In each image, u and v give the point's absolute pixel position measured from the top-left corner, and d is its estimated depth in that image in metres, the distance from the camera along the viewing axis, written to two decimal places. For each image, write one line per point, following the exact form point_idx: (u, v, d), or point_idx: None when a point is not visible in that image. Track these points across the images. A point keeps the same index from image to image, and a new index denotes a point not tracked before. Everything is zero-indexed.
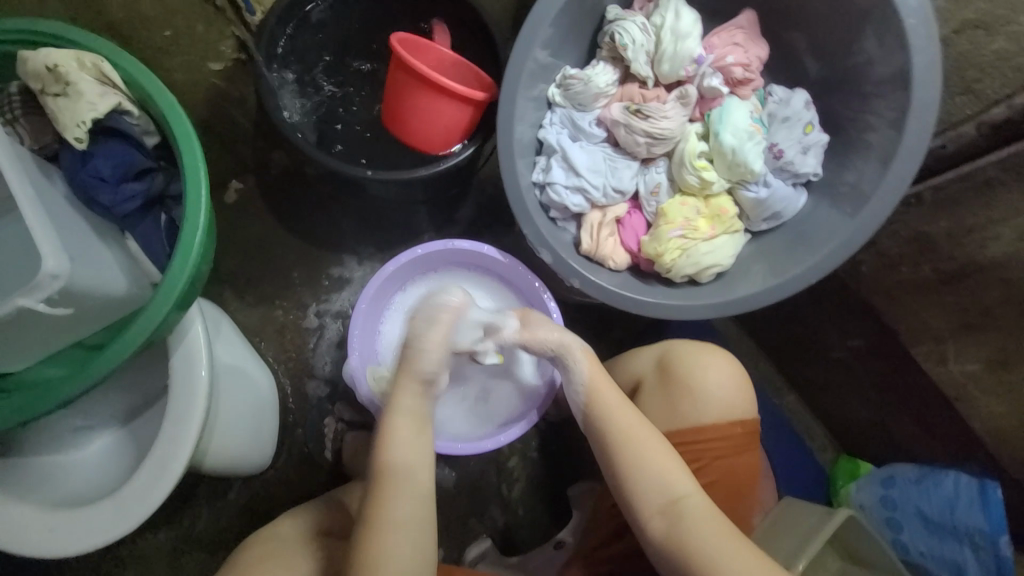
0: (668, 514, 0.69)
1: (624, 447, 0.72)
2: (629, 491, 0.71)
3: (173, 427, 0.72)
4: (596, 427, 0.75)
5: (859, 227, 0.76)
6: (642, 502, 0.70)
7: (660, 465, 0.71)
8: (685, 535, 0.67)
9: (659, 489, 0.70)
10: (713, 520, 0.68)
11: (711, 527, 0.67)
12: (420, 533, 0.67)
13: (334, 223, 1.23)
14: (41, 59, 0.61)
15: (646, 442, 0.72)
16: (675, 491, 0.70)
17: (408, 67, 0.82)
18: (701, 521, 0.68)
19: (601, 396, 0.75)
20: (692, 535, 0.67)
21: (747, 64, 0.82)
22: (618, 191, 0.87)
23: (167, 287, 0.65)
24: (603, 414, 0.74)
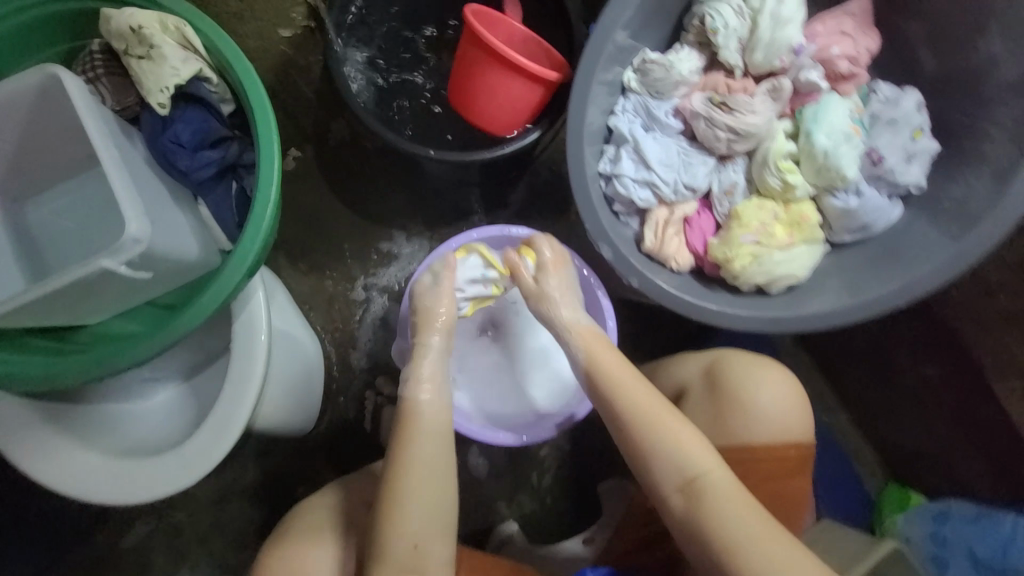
0: (688, 494, 0.66)
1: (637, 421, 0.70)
2: (647, 470, 0.69)
3: (233, 390, 0.74)
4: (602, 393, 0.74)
5: (962, 250, 0.68)
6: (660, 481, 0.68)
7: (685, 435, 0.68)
8: (703, 508, 0.65)
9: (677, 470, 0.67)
10: (734, 496, 0.65)
11: (737, 504, 0.64)
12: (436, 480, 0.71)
13: (387, 198, 1.24)
14: (126, 19, 0.60)
15: (659, 410, 0.70)
16: (694, 468, 0.67)
17: (480, 41, 0.79)
18: (725, 498, 0.64)
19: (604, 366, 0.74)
20: (716, 512, 0.64)
21: (854, 57, 0.74)
22: (689, 188, 0.82)
23: (244, 253, 0.66)
24: (613, 380, 0.73)
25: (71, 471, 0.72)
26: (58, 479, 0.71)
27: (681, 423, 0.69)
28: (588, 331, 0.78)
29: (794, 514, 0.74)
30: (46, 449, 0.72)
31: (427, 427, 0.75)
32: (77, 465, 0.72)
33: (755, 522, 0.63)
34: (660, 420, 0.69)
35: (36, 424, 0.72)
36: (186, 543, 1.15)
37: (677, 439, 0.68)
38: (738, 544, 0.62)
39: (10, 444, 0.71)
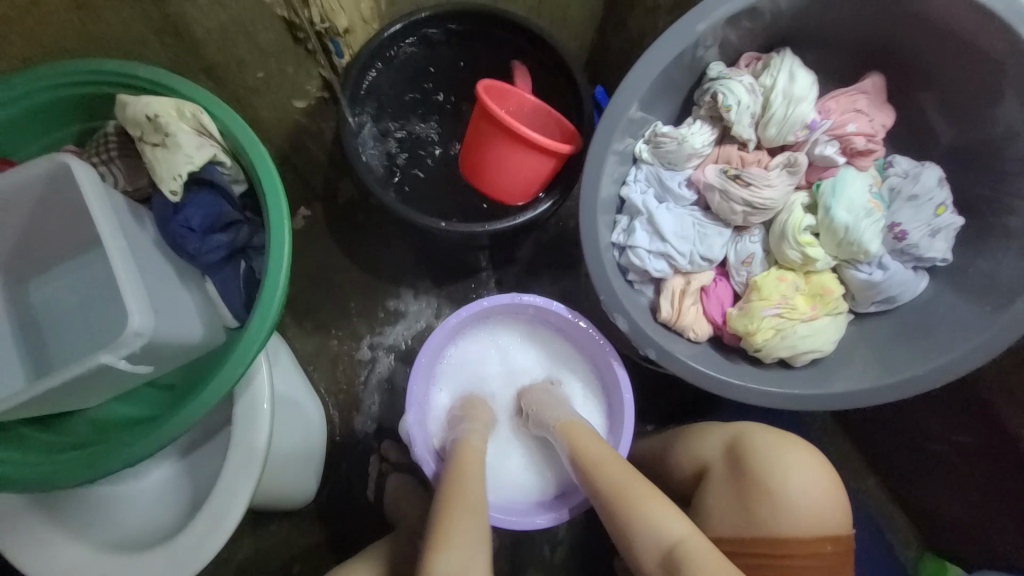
0: (670, 565, 0.65)
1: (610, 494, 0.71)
2: (627, 546, 0.69)
3: (232, 475, 0.70)
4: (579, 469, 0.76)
5: (999, 330, 0.65)
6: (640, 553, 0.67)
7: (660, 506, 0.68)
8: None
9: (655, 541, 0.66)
10: (716, 562, 0.62)
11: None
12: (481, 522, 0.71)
13: (395, 256, 1.23)
14: (142, 107, 0.60)
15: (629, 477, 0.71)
16: (673, 538, 0.66)
17: (492, 116, 0.79)
18: (706, 564, 0.62)
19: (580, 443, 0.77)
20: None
21: (871, 134, 0.73)
22: (706, 258, 0.80)
23: (251, 339, 0.64)
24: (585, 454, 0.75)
25: (62, 564, 0.68)
26: (48, 574, 0.67)
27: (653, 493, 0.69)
28: (569, 422, 0.80)
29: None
30: (36, 541, 0.68)
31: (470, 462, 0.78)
32: (68, 558, 0.68)
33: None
34: (629, 488, 0.70)
35: (26, 514, 0.68)
36: None
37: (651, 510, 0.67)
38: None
39: (1, 535, 0.68)
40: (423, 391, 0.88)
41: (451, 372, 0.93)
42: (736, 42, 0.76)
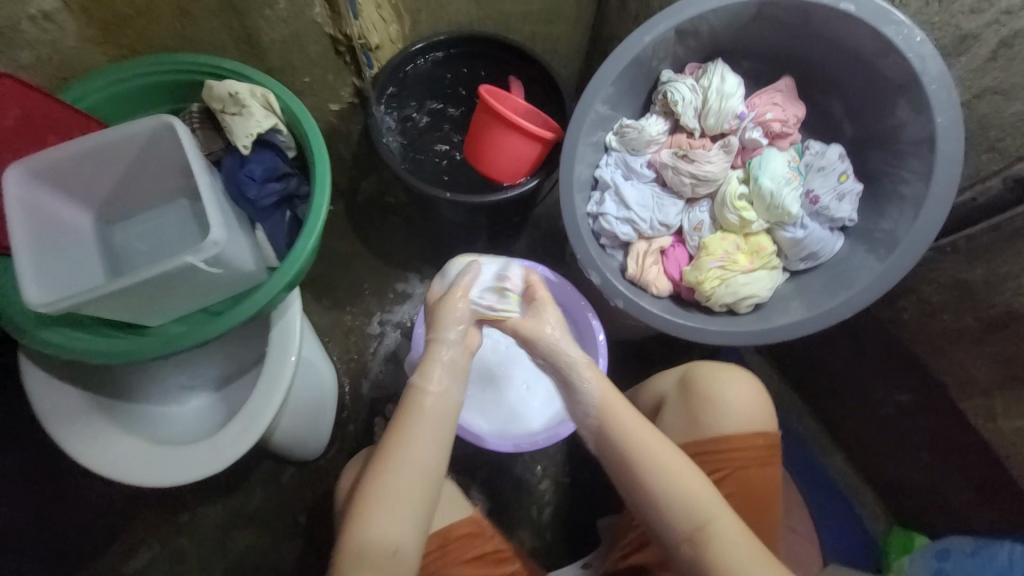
0: (696, 538, 0.69)
1: (645, 467, 0.72)
2: (650, 516, 0.72)
3: (267, 385, 0.85)
4: (611, 442, 0.75)
5: (890, 267, 0.82)
6: (667, 524, 0.71)
7: (697, 485, 0.71)
8: (711, 550, 0.68)
9: (686, 515, 0.70)
10: (741, 539, 0.69)
11: (739, 552, 0.68)
12: (417, 492, 0.71)
13: (405, 244, 1.41)
14: (226, 86, 0.80)
15: (669, 459, 0.72)
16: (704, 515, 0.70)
17: (490, 109, 0.99)
18: (733, 542, 0.68)
19: (616, 414, 0.76)
20: (720, 560, 0.68)
21: (785, 120, 0.92)
22: (663, 224, 0.97)
23: (289, 266, 0.79)
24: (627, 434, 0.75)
25: (113, 457, 0.80)
26: (101, 463, 0.79)
27: (689, 471, 0.72)
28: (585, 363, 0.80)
29: (773, 493, 0.80)
30: (94, 435, 0.80)
31: (427, 415, 0.74)
32: (120, 451, 0.80)
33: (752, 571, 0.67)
34: (668, 466, 0.72)
35: (87, 413, 0.81)
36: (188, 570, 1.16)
37: (686, 489, 0.71)
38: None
39: (61, 429, 0.80)
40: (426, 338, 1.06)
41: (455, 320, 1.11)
42: (681, 55, 0.97)
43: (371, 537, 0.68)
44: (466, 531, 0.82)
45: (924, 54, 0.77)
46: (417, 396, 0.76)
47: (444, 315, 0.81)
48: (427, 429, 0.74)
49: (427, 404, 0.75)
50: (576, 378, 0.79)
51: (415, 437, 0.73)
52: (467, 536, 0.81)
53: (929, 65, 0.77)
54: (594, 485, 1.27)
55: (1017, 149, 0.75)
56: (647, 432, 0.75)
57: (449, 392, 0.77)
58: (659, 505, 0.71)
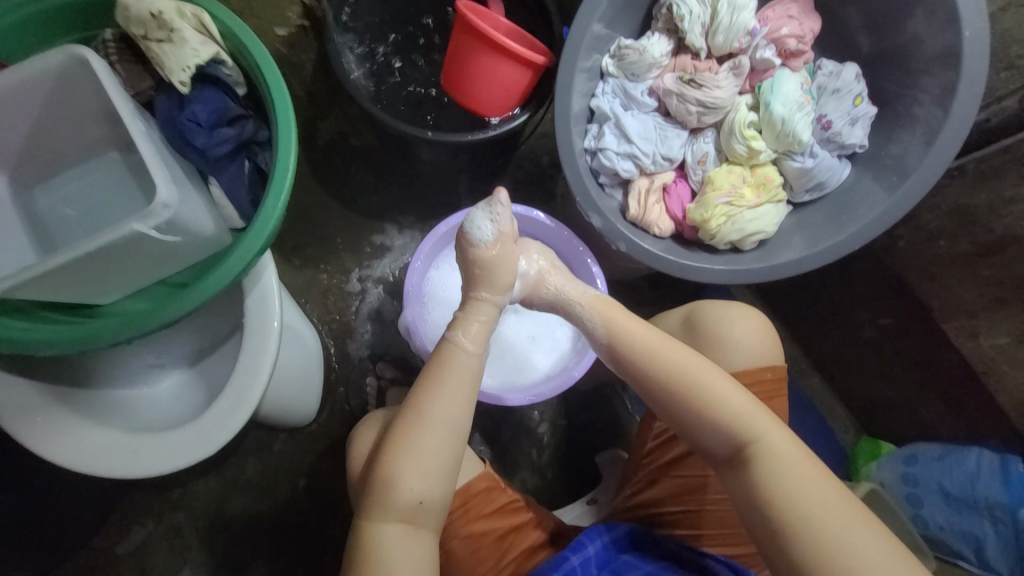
0: (742, 458, 0.68)
1: (686, 393, 0.71)
2: (696, 439, 0.71)
3: (250, 360, 0.77)
4: (648, 371, 0.73)
5: (899, 199, 0.80)
6: (713, 445, 0.70)
7: (740, 408, 0.69)
8: (761, 470, 0.66)
9: (729, 437, 0.69)
10: (793, 457, 0.66)
11: (794, 472, 0.65)
12: (446, 446, 0.69)
13: (378, 192, 1.29)
14: (146, 5, 0.64)
15: (708, 389, 0.70)
16: (750, 436, 0.68)
17: (470, 29, 0.86)
18: (784, 460, 0.66)
19: (652, 346, 0.74)
20: (770, 480, 0.65)
21: (800, 36, 0.84)
22: (666, 158, 0.90)
23: (264, 224, 0.69)
24: (664, 369, 0.72)
25: (84, 449, 0.72)
26: (73, 458, 0.72)
27: (729, 397, 0.69)
28: (604, 305, 0.78)
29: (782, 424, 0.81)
30: (58, 429, 0.72)
31: (451, 373, 0.71)
32: (93, 443, 0.73)
33: (809, 494, 0.63)
34: (710, 391, 0.70)
35: (46, 405, 0.73)
36: (187, 543, 1.14)
37: (725, 418, 0.69)
38: (797, 514, 0.62)
39: (19, 424, 0.71)
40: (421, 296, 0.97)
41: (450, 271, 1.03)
42: None
43: (401, 490, 0.66)
44: (483, 487, 0.81)
45: None
46: (445, 351, 0.72)
47: (493, 277, 0.75)
48: (453, 386, 0.70)
49: (456, 361, 0.72)
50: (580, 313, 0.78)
51: (441, 393, 0.69)
52: (485, 491, 0.81)
53: None
54: (591, 425, 1.29)
55: None
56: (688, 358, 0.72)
57: (481, 356, 0.73)
58: (707, 429, 0.70)
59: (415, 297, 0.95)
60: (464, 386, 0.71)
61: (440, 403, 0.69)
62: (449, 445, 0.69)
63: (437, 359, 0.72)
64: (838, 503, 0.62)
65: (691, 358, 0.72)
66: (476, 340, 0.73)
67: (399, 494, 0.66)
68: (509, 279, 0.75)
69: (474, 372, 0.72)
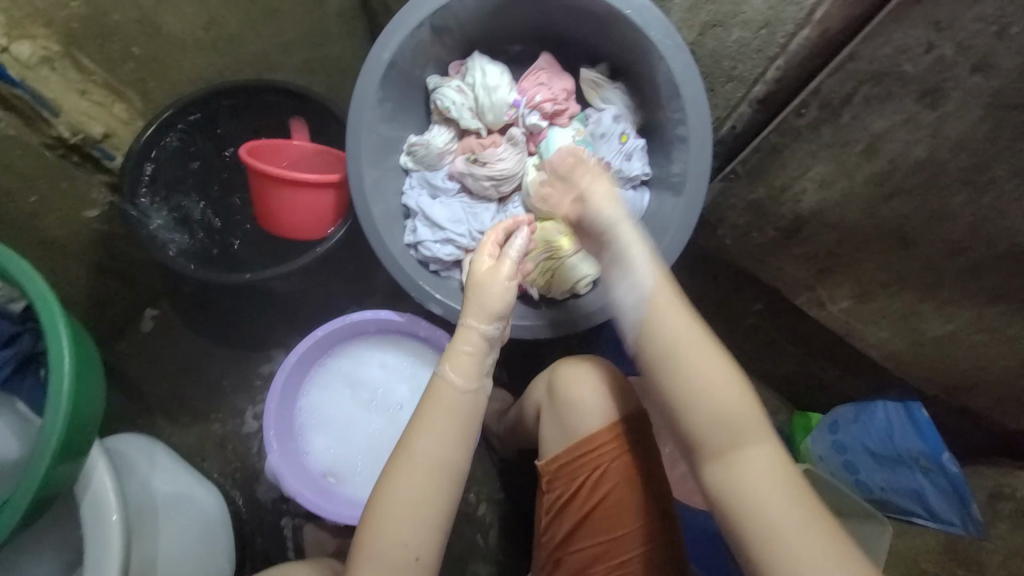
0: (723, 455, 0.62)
1: (682, 372, 0.64)
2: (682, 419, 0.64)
3: (93, 573, 0.72)
4: (647, 341, 0.67)
5: (690, 210, 0.83)
6: (705, 432, 0.63)
7: (734, 402, 0.63)
8: (738, 475, 0.61)
9: (715, 432, 0.63)
10: (773, 471, 0.61)
11: (764, 483, 0.60)
12: (436, 489, 0.65)
13: (255, 322, 1.27)
14: None
15: (709, 380, 0.63)
16: (737, 436, 0.63)
17: (258, 170, 0.89)
18: (763, 470, 0.61)
19: (659, 315, 0.66)
20: (746, 487, 0.61)
21: (554, 98, 0.90)
22: (483, 233, 0.93)
23: (48, 435, 0.64)
24: (673, 357, 0.65)
25: None
26: None
27: (722, 393, 0.63)
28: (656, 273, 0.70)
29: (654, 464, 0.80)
30: None
31: (442, 412, 0.67)
32: None
33: (774, 495, 0.60)
34: (702, 374, 0.64)
35: None
36: None
37: (713, 413, 0.63)
38: (757, 524, 0.59)
39: None
40: (289, 438, 0.96)
41: (325, 382, 1.03)
42: (440, 56, 0.92)
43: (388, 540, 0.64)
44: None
45: (639, 7, 0.77)
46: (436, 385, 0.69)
47: (483, 303, 0.70)
48: (439, 424, 0.67)
49: (444, 392, 0.68)
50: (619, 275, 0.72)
51: (430, 434, 0.66)
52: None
53: (648, 18, 0.78)
54: (529, 490, 1.25)
55: (752, 73, 0.81)
56: (690, 337, 0.65)
57: (477, 389, 0.69)
58: (694, 416, 0.63)
59: (279, 436, 0.94)
60: (462, 424, 0.67)
61: (429, 446, 0.66)
62: (441, 489, 0.65)
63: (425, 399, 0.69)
64: (807, 519, 0.59)
65: (699, 344, 0.65)
66: (474, 371, 0.69)
67: (394, 547, 0.64)
68: (504, 306, 0.71)
69: (466, 407, 0.68)
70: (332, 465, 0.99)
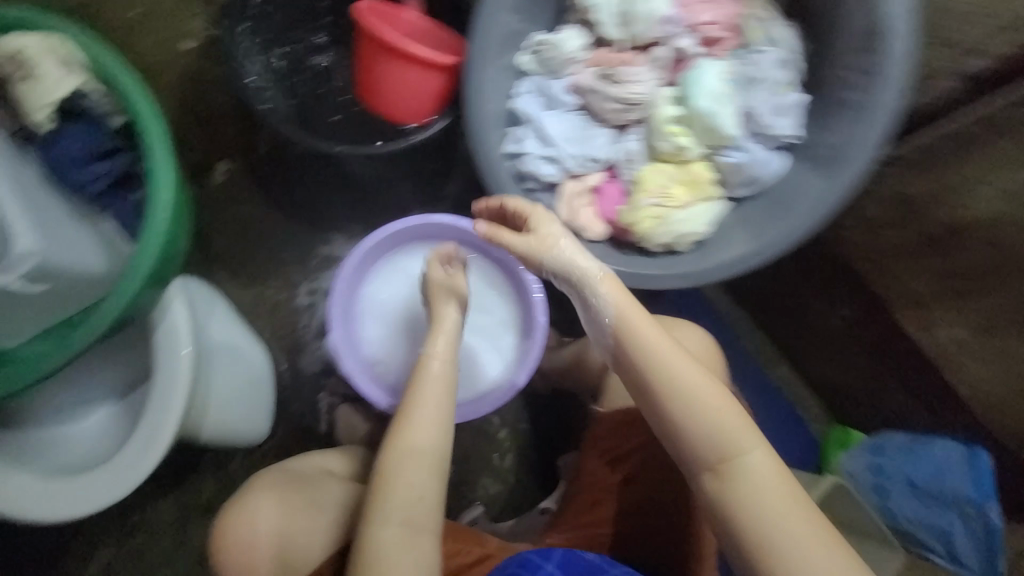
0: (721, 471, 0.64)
1: (671, 394, 0.66)
2: (674, 441, 0.67)
3: (159, 399, 0.76)
4: (632, 366, 0.68)
5: (838, 188, 0.74)
6: (694, 451, 0.65)
7: (720, 420, 0.65)
8: (734, 487, 0.63)
9: (708, 448, 0.65)
10: (771, 476, 0.63)
11: (765, 489, 0.62)
12: (434, 445, 0.69)
13: (322, 201, 1.24)
14: (5, 42, 0.63)
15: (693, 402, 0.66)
16: (731, 450, 0.64)
17: (371, 35, 0.82)
18: (758, 478, 0.63)
19: (640, 340, 0.68)
20: (743, 497, 0.63)
21: (719, 24, 0.79)
22: (593, 159, 0.85)
23: (138, 264, 0.65)
24: (661, 379, 0.67)
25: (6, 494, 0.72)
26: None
27: (708, 412, 0.65)
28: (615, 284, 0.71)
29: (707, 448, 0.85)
30: None
31: (429, 378, 0.74)
32: (9, 490, 0.73)
33: (772, 505, 0.61)
34: (689, 394, 0.66)
35: None
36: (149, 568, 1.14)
37: (705, 430, 0.65)
38: (753, 536, 0.61)
39: None
40: (348, 321, 0.96)
41: (390, 275, 1.00)
42: None
43: (396, 490, 0.67)
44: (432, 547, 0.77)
45: None
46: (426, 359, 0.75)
47: (452, 287, 0.81)
48: (433, 388, 0.72)
49: (432, 365, 0.75)
50: (590, 292, 0.71)
51: (423, 398, 0.72)
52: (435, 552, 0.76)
53: None
54: (552, 429, 1.27)
55: None
56: (673, 359, 0.67)
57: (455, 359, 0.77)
58: (688, 436, 0.65)
59: (343, 316, 0.94)
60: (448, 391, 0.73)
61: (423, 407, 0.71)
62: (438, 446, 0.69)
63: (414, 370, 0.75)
64: (803, 526, 0.61)
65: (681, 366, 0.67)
66: (449, 358, 0.76)
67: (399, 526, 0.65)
68: (450, 291, 0.81)
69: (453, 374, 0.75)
70: (382, 357, 0.98)
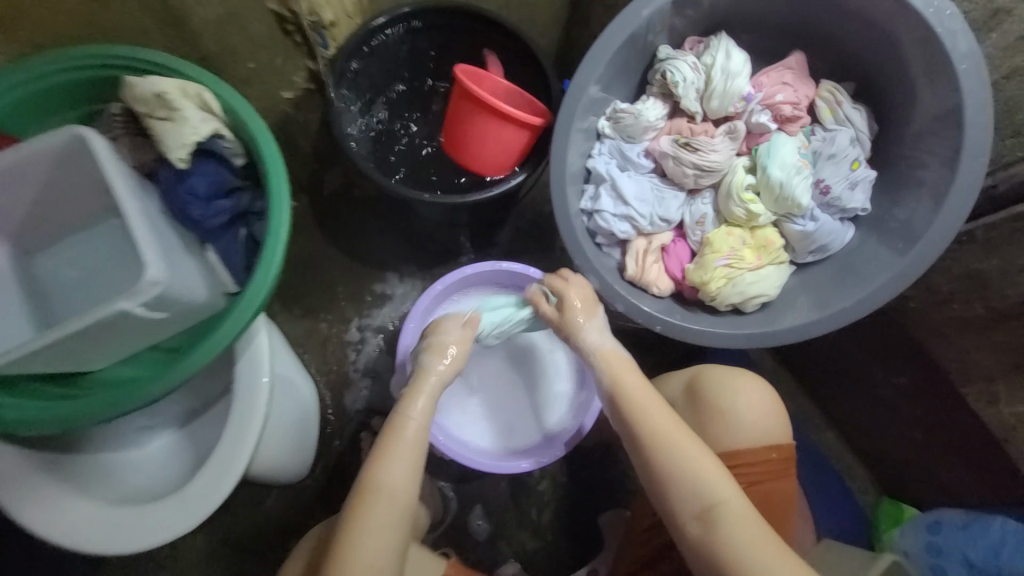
0: (704, 518, 0.67)
1: (660, 445, 0.71)
2: (659, 488, 0.71)
3: (234, 431, 0.76)
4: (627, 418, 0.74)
5: (910, 263, 0.76)
6: (677, 500, 0.69)
7: (707, 476, 0.69)
8: (720, 533, 0.66)
9: (696, 494, 0.68)
10: (750, 522, 0.66)
11: (749, 536, 0.65)
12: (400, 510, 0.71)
13: (381, 240, 1.28)
14: (149, 86, 0.67)
15: (687, 452, 0.70)
16: (712, 498, 0.68)
17: (469, 94, 0.87)
18: (740, 526, 0.66)
19: (631, 391, 0.75)
20: (730, 542, 0.65)
21: (795, 103, 0.86)
22: (664, 219, 0.89)
23: (252, 296, 0.69)
24: (655, 431, 0.72)
25: (64, 520, 0.71)
26: (52, 528, 0.71)
27: (696, 457, 0.70)
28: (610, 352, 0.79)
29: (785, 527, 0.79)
30: (39, 500, 0.71)
31: (398, 443, 0.74)
32: (73, 514, 0.72)
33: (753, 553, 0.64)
34: (682, 442, 0.71)
35: (27, 474, 0.72)
36: None
37: (689, 478, 0.69)
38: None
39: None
40: (414, 359, 0.97)
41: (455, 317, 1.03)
42: (686, 27, 0.87)
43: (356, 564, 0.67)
44: None
45: (953, 29, 0.70)
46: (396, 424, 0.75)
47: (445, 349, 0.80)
48: (409, 450, 0.74)
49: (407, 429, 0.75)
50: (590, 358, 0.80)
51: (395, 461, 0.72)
52: None
53: (959, 42, 0.70)
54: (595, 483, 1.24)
55: None
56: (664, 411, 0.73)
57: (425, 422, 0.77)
58: (677, 481, 0.69)
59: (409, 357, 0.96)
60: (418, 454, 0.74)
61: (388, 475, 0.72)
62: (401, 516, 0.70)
63: (388, 431, 0.75)
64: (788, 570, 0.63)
65: (676, 422, 0.72)
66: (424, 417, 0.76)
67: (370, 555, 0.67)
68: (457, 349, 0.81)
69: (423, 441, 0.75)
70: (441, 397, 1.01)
